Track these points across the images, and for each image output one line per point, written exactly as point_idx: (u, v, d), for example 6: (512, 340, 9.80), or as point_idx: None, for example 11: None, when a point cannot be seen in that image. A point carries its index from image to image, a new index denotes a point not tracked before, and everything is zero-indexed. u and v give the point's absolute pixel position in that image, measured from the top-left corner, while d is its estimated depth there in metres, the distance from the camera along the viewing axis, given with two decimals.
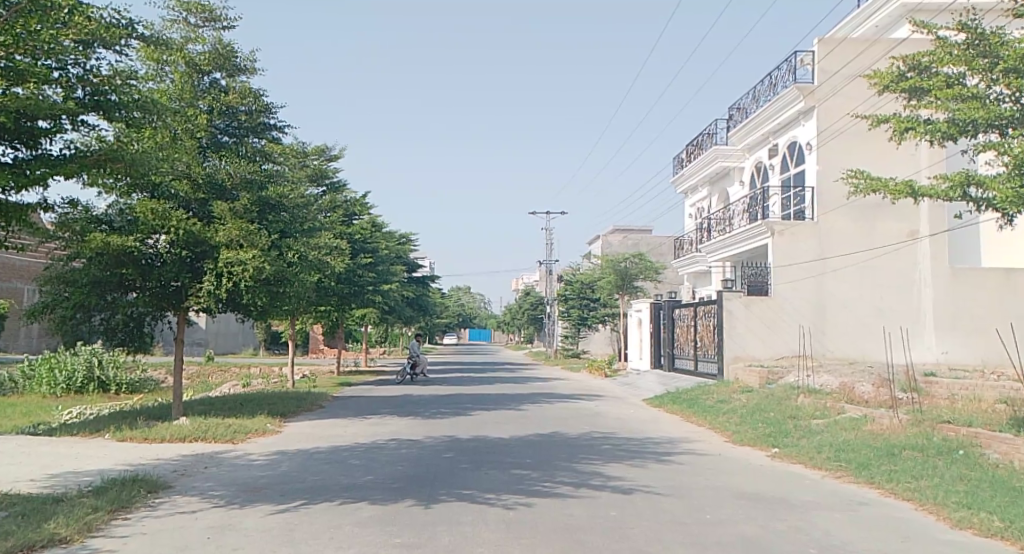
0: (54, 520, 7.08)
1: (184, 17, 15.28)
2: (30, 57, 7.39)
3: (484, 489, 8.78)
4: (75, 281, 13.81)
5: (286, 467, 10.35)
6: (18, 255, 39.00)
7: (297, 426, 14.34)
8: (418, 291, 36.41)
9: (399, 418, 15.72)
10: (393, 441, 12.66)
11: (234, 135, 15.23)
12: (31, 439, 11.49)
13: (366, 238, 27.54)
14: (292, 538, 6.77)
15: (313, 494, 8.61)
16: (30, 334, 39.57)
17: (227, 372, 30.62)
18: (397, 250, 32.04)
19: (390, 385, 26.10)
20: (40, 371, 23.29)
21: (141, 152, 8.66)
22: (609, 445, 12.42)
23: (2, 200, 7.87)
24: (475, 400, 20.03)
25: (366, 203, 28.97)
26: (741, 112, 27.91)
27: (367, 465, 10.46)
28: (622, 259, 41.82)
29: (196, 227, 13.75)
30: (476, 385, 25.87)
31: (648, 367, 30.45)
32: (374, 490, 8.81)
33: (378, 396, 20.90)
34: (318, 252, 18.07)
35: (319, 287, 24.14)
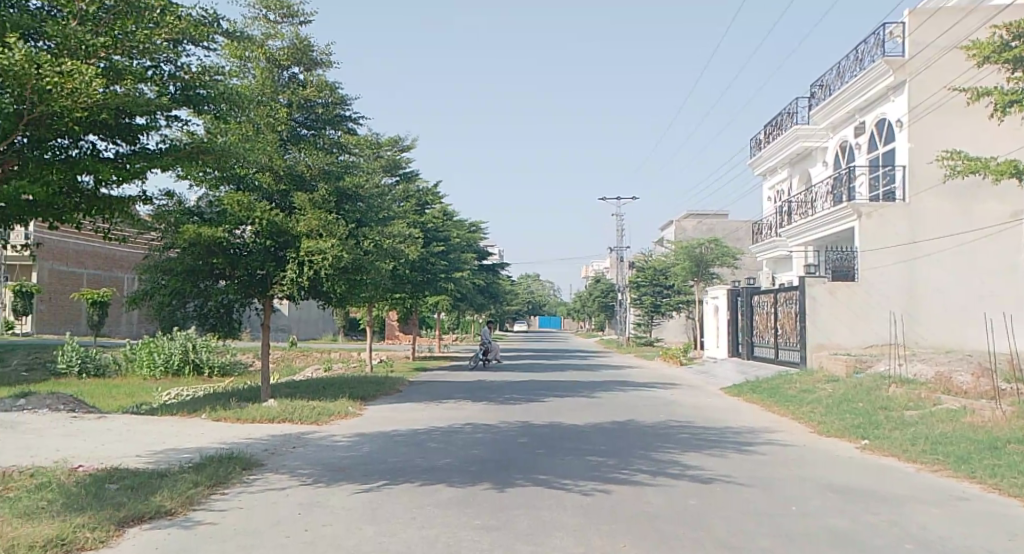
0: (159, 493, 7.59)
1: (264, 14, 15.88)
2: (126, 56, 7.99)
3: (561, 475, 8.97)
4: (171, 270, 14.42)
5: (368, 448, 10.76)
6: (121, 246, 41.19)
7: (376, 409, 14.77)
8: (490, 279, 36.78)
9: (473, 404, 16.04)
10: (469, 426, 12.96)
11: (313, 127, 15.77)
12: (134, 418, 12.15)
13: (438, 226, 28.10)
14: (376, 517, 7.07)
15: (394, 476, 8.94)
16: (132, 321, 41.79)
17: (310, 356, 31.61)
18: (468, 238, 32.51)
19: (464, 371, 26.46)
20: (141, 354, 24.54)
21: (228, 145, 9.21)
22: (686, 434, 12.47)
23: (105, 192, 8.66)
24: (549, 387, 20.21)
25: (437, 191, 29.48)
26: (824, 90, 27.26)
27: (446, 448, 10.78)
28: (696, 245, 41.10)
29: (278, 218, 14.34)
30: (550, 372, 26.09)
31: (726, 355, 30.14)
32: (452, 473, 9.10)
33: (454, 382, 21.31)
34: (395, 242, 18.61)
35: (395, 274, 24.73)
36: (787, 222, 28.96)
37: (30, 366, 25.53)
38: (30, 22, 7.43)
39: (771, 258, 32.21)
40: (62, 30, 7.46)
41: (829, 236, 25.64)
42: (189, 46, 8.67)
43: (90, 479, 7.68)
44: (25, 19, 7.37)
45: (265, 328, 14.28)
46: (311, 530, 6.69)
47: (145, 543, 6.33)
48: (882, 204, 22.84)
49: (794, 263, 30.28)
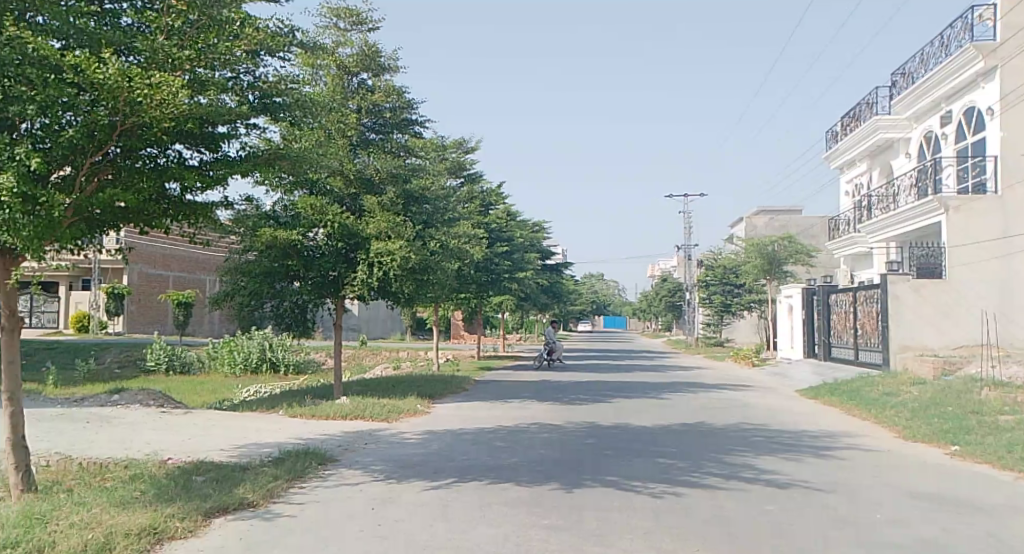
0: (242, 486, 7.97)
1: (335, 23, 16.34)
2: (209, 68, 8.39)
3: (630, 477, 9.08)
4: (250, 272, 15.06)
5: (437, 446, 11.03)
6: (204, 249, 42.80)
7: (444, 408, 15.08)
8: (554, 280, 36.93)
9: (540, 404, 16.22)
10: (536, 426, 13.15)
11: (381, 132, 16.18)
12: (216, 413, 12.69)
13: (502, 226, 28.40)
14: (449, 515, 7.30)
15: (463, 474, 9.18)
16: (214, 320, 43.38)
17: (379, 355, 32.25)
18: (531, 238, 32.72)
19: (529, 371, 26.67)
20: (222, 352, 25.48)
21: (302, 150, 9.65)
22: (760, 438, 12.41)
23: (191, 198, 9.12)
24: (618, 388, 20.23)
25: (501, 192, 29.77)
26: (907, 78, 26.58)
27: (514, 448, 10.98)
28: (768, 243, 40.45)
29: (349, 221, 14.82)
30: (617, 373, 26.11)
31: (802, 357, 29.66)
32: (520, 472, 9.30)
33: (521, 382, 21.54)
34: (459, 242, 18.91)
35: (461, 274, 25.09)
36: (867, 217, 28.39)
37: (121, 363, 26.81)
38: (122, 38, 7.87)
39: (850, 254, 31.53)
40: (151, 44, 7.84)
41: (918, 231, 24.98)
42: (266, 56, 9.11)
43: (178, 471, 8.10)
44: (117, 34, 7.80)
45: (338, 328, 14.68)
46: (385, 525, 6.96)
47: (230, 534, 6.66)
48: (972, 197, 22.17)
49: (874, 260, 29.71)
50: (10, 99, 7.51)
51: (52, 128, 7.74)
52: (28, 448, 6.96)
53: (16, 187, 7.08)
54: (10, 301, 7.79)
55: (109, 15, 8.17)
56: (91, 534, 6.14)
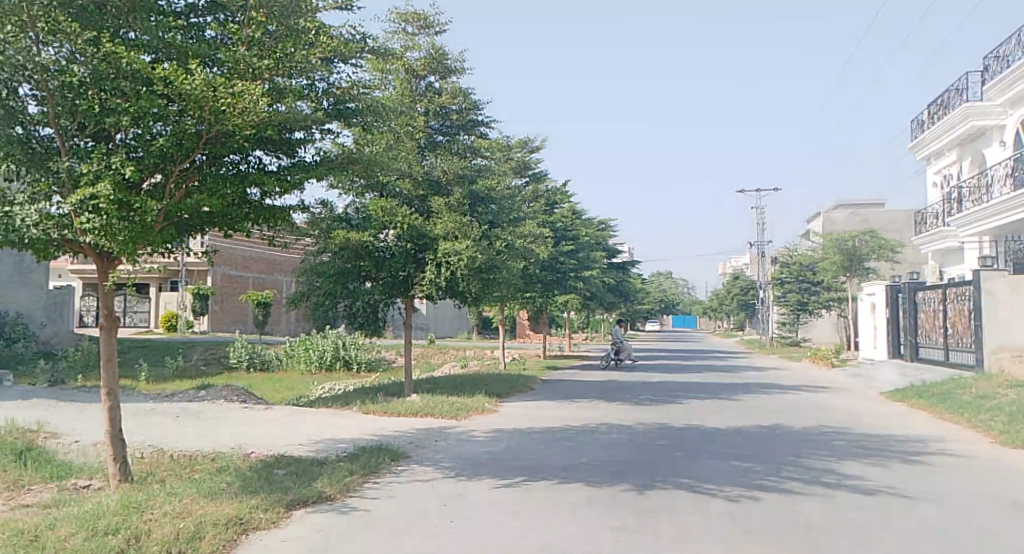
0: (320, 480, 8.29)
1: (403, 27, 16.68)
2: (286, 76, 8.67)
3: (704, 479, 9.11)
4: (325, 273, 15.58)
5: (506, 445, 11.23)
6: (281, 252, 44.16)
7: (512, 406, 15.28)
8: (620, 278, 36.84)
9: (609, 404, 16.29)
10: (606, 426, 13.24)
11: (447, 133, 16.45)
12: (294, 409, 13.15)
13: (567, 225, 28.51)
14: (524, 513, 7.48)
15: (533, 472, 9.35)
16: (290, 319, 44.65)
17: (446, 353, 32.70)
18: (597, 237, 32.72)
19: (597, 370, 26.72)
20: (298, 351, 26.24)
21: (372, 154, 9.94)
22: (842, 441, 12.23)
23: (269, 202, 9.47)
24: (691, 389, 20.11)
25: (566, 190, 29.90)
26: (1000, 61, 24.76)
27: (583, 447, 11.10)
28: (849, 239, 39.48)
29: (417, 222, 15.16)
30: (687, 373, 25.95)
31: (886, 357, 29.01)
32: (590, 472, 9.43)
33: (591, 381, 21.63)
34: (526, 242, 19.11)
35: (527, 274, 25.30)
36: (959, 210, 27.54)
37: (206, 361, 27.91)
38: (207, 50, 8.20)
39: (939, 249, 30.59)
40: (233, 55, 8.18)
41: (1017, 223, 23.90)
42: (339, 63, 9.42)
43: (260, 465, 8.47)
44: (201, 47, 8.14)
45: (408, 327, 14.99)
46: (457, 522, 7.17)
47: (310, 526, 6.96)
48: None
49: (965, 255, 28.84)
50: (106, 111, 7.86)
51: (144, 137, 8.00)
52: (124, 441, 7.39)
53: (113, 194, 7.43)
54: (108, 303, 8.21)
55: (194, 29, 8.54)
56: (183, 523, 6.50)
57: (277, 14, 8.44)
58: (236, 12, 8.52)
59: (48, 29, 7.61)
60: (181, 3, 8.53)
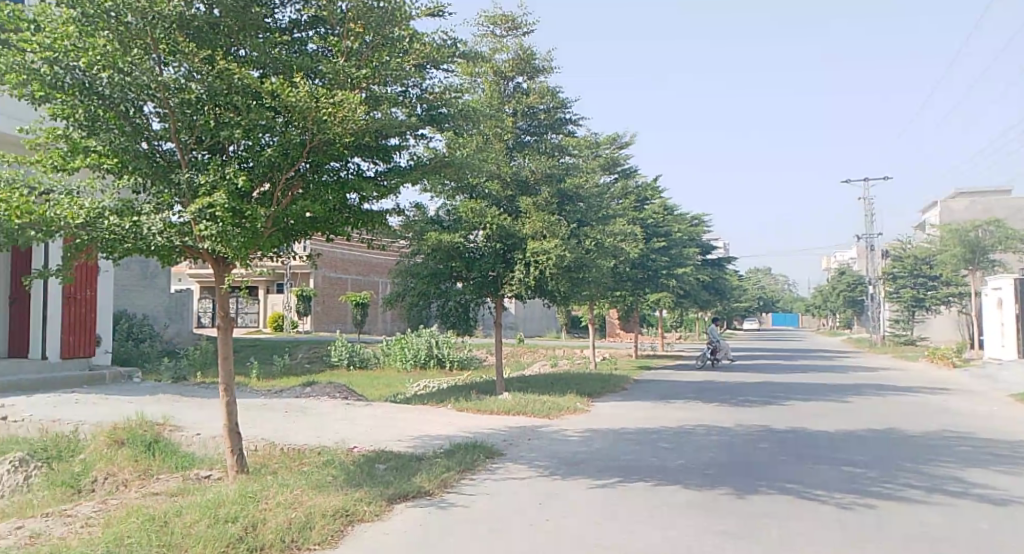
0: (419, 475, 8.63)
1: (492, 30, 16.98)
2: (382, 84, 9.00)
3: (812, 485, 9.05)
4: (418, 274, 16.04)
5: (600, 444, 11.39)
6: (378, 254, 45.47)
7: (604, 406, 15.40)
8: (715, 275, 36.35)
9: (706, 405, 16.20)
10: (703, 427, 13.23)
11: (535, 133, 16.67)
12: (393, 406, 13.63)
13: (659, 221, 28.39)
14: (619, 514, 7.64)
15: (628, 473, 9.48)
16: (387, 319, 45.85)
17: (536, 352, 32.99)
18: (691, 233, 32.39)
19: (691, 370, 26.53)
20: (394, 349, 27.00)
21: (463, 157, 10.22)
22: (966, 448, 11.86)
23: (366, 207, 9.84)
24: (792, 390, 19.72)
25: (657, 186, 29.76)
26: None
27: (680, 449, 11.15)
28: (970, 229, 37.75)
29: (506, 222, 15.42)
30: (787, 373, 25.43)
31: (1016, 356, 27.81)
32: (687, 474, 9.49)
33: (686, 382, 21.54)
34: (616, 240, 19.19)
35: (617, 272, 25.31)
36: None
37: (310, 359, 29.03)
38: (310, 63, 8.58)
39: None
40: (333, 66, 8.50)
41: None
42: (431, 68, 9.69)
43: (363, 459, 8.90)
44: (305, 60, 8.51)
45: (497, 326, 15.26)
46: (554, 520, 7.38)
47: (412, 519, 7.31)
48: None
49: None
50: (220, 125, 8.33)
51: (254, 149, 8.51)
52: (241, 435, 7.89)
53: (228, 203, 7.93)
54: (224, 306, 8.77)
55: (297, 43, 8.94)
56: (295, 513, 6.92)
57: (374, 25, 8.70)
58: (336, 24, 8.87)
59: (169, 51, 8.10)
60: (285, 19, 8.92)
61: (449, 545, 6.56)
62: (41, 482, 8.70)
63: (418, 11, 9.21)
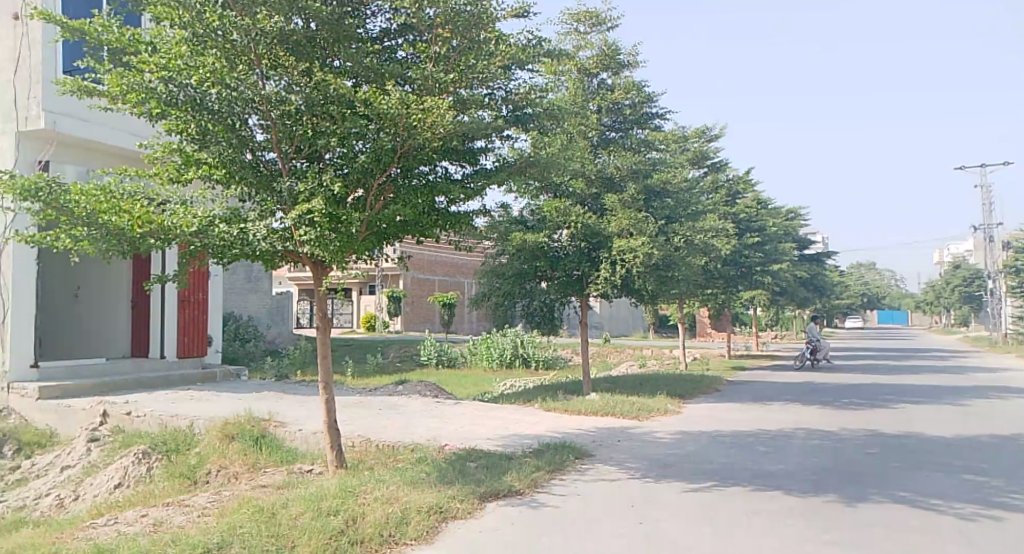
0: (510, 474, 8.87)
1: (576, 27, 17.10)
2: (469, 88, 9.22)
3: (927, 494, 8.89)
4: (503, 274, 16.32)
5: (693, 447, 11.41)
6: (464, 254, 46.15)
7: (695, 407, 15.35)
8: (813, 270, 35.41)
9: (806, 407, 15.96)
10: (803, 431, 13.07)
11: (620, 129, 16.74)
12: (484, 405, 13.95)
13: (751, 216, 27.97)
14: (712, 518, 7.70)
15: (724, 477, 9.50)
16: (473, 318, 46.47)
17: (623, 352, 32.92)
18: (787, 228, 31.73)
19: (788, 371, 26.08)
20: (480, 349, 27.51)
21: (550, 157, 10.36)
22: None
23: (454, 210, 10.09)
24: (899, 392, 19.11)
25: (749, 179, 29.32)
26: None
27: (779, 453, 11.08)
28: None
29: (591, 220, 15.54)
30: (892, 374, 24.59)
31: None
32: (788, 480, 9.45)
33: (784, 383, 21.20)
34: (708, 236, 19.03)
35: (708, 271, 24.92)
36: None
37: (400, 358, 29.72)
38: (400, 69, 8.85)
39: None
40: (422, 72, 8.75)
41: None
42: (517, 69, 9.84)
43: (454, 457, 9.19)
44: (396, 67, 8.80)
45: (584, 326, 15.37)
46: (648, 523, 7.50)
47: (505, 517, 7.55)
48: None
49: None
50: (318, 133, 8.70)
51: (348, 156, 8.82)
52: (339, 431, 8.28)
53: (325, 208, 8.30)
54: (321, 307, 9.18)
55: (388, 51, 9.25)
56: (392, 507, 7.24)
57: (461, 29, 8.94)
58: (424, 30, 9.11)
59: (270, 65, 8.56)
60: (377, 28, 9.26)
61: (541, 544, 6.77)
62: (161, 473, 9.34)
63: (504, 12, 9.43)
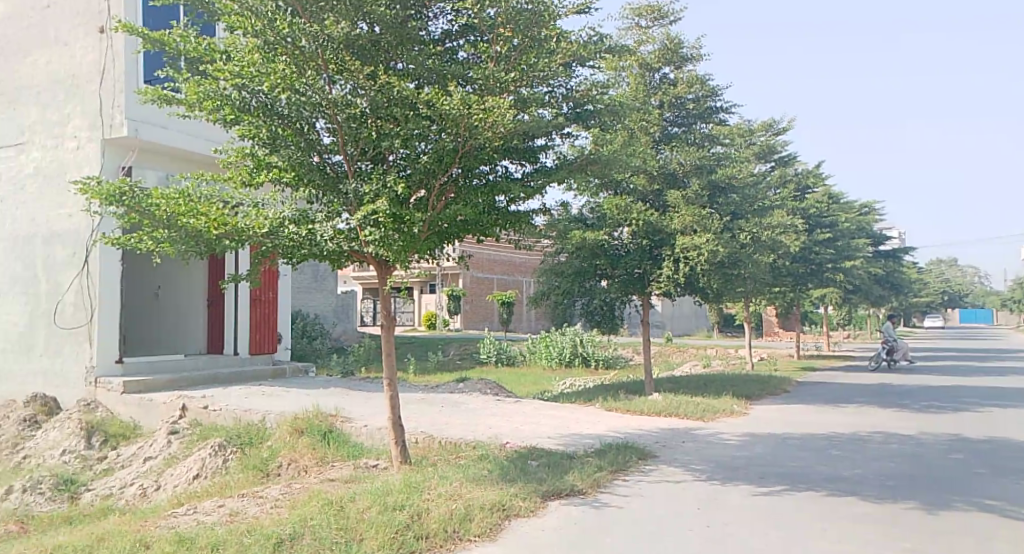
0: (571, 474, 8.98)
1: (637, 22, 17.08)
2: (530, 86, 9.30)
3: (1013, 502, 8.70)
4: (562, 272, 16.46)
5: (762, 450, 11.36)
6: (521, 253, 46.33)
7: (762, 409, 15.23)
8: (889, 267, 34.50)
9: (883, 410, 15.67)
10: (880, 435, 12.87)
11: (683, 124, 16.69)
12: (547, 404, 14.09)
13: (822, 212, 27.53)
14: (777, 523, 7.69)
15: (793, 481, 9.45)
16: (530, 318, 46.61)
17: (684, 352, 32.65)
18: (861, 223, 31.02)
19: (861, 372, 25.58)
20: (539, 347, 27.71)
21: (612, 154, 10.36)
22: None
23: (514, 209, 10.19)
24: (983, 395, 18.55)
25: (820, 173, 28.79)
26: None
27: (854, 458, 10.95)
28: None
29: (653, 217, 15.52)
30: (971, 376, 23.87)
31: None
32: (864, 485, 9.35)
33: (858, 384, 20.81)
34: (780, 232, 18.73)
35: (777, 268, 24.63)
36: None
37: (460, 355, 30.05)
38: (461, 70, 9.00)
39: None
40: (483, 72, 8.88)
41: None
42: (578, 66, 9.90)
43: (516, 455, 9.34)
44: (457, 67, 8.95)
45: (644, 325, 15.34)
46: (714, 527, 7.53)
47: (567, 516, 7.68)
48: None
49: None
50: (382, 135, 8.90)
51: (411, 157, 9.00)
52: (404, 427, 8.49)
53: (389, 208, 8.49)
54: (386, 306, 9.41)
55: (449, 52, 9.42)
56: (455, 504, 7.42)
57: (521, 27, 9.02)
58: (485, 31, 9.24)
59: (337, 69, 8.78)
60: (439, 30, 9.43)
61: (604, 544, 6.88)
62: (236, 465, 9.73)
63: (566, 9, 9.52)
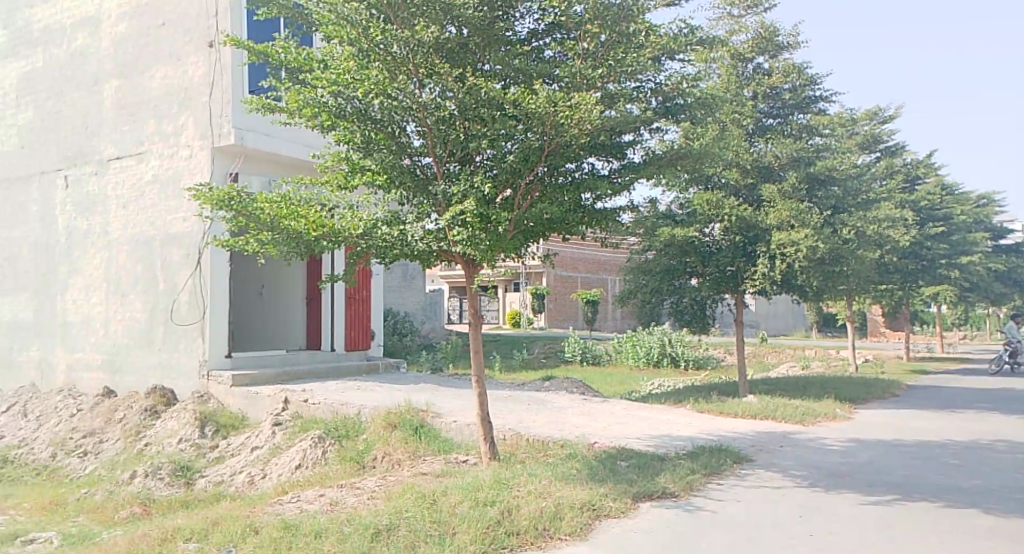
0: (663, 476, 8.92)
1: (729, 11, 16.75)
2: (618, 82, 9.28)
3: None
4: (650, 270, 16.30)
5: (868, 457, 10.96)
6: (606, 252, 46.05)
7: (868, 413, 14.67)
8: (1012, 263, 32.57)
9: (1004, 417, 14.84)
10: (1001, 443, 12.21)
11: (779, 115, 16.27)
12: (637, 404, 14.00)
13: (934, 205, 26.31)
14: (885, 534, 7.43)
15: (902, 490, 9.10)
16: (616, 318, 46.32)
17: (781, 353, 31.73)
18: (979, 215, 29.40)
19: (980, 375, 24.26)
20: (626, 346, 27.60)
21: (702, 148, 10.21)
22: None
23: (602, 206, 10.18)
24: None
25: (932, 162, 27.48)
26: None
27: (969, 467, 10.45)
28: None
29: (747, 212, 15.19)
30: None
31: None
32: (981, 497, 8.92)
33: (974, 388, 19.75)
34: (885, 226, 17.98)
35: (885, 264, 23.64)
36: None
37: (545, 355, 30.05)
38: (548, 68, 9.08)
39: None
40: (570, 70, 8.94)
41: None
42: (667, 60, 9.80)
43: (605, 455, 9.36)
44: (544, 67, 9.05)
45: (738, 325, 15.05)
46: (816, 535, 7.35)
47: (659, 518, 7.64)
48: None
49: None
50: (470, 136, 9.07)
51: (498, 157, 9.15)
52: (492, 424, 8.65)
53: (476, 209, 8.69)
54: (473, 304, 9.59)
55: (536, 51, 9.51)
56: (545, 502, 7.50)
57: (609, 23, 8.99)
58: (572, 28, 9.29)
59: (427, 73, 8.99)
60: (526, 29, 9.52)
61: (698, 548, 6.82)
62: (334, 457, 10.13)
63: (655, 2, 9.46)
